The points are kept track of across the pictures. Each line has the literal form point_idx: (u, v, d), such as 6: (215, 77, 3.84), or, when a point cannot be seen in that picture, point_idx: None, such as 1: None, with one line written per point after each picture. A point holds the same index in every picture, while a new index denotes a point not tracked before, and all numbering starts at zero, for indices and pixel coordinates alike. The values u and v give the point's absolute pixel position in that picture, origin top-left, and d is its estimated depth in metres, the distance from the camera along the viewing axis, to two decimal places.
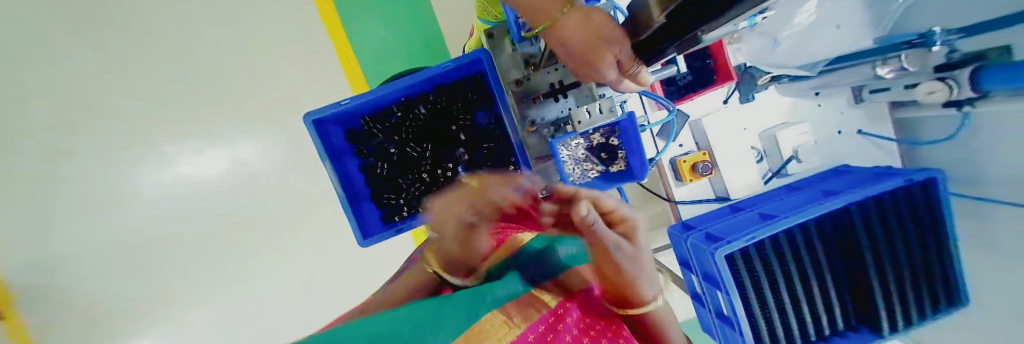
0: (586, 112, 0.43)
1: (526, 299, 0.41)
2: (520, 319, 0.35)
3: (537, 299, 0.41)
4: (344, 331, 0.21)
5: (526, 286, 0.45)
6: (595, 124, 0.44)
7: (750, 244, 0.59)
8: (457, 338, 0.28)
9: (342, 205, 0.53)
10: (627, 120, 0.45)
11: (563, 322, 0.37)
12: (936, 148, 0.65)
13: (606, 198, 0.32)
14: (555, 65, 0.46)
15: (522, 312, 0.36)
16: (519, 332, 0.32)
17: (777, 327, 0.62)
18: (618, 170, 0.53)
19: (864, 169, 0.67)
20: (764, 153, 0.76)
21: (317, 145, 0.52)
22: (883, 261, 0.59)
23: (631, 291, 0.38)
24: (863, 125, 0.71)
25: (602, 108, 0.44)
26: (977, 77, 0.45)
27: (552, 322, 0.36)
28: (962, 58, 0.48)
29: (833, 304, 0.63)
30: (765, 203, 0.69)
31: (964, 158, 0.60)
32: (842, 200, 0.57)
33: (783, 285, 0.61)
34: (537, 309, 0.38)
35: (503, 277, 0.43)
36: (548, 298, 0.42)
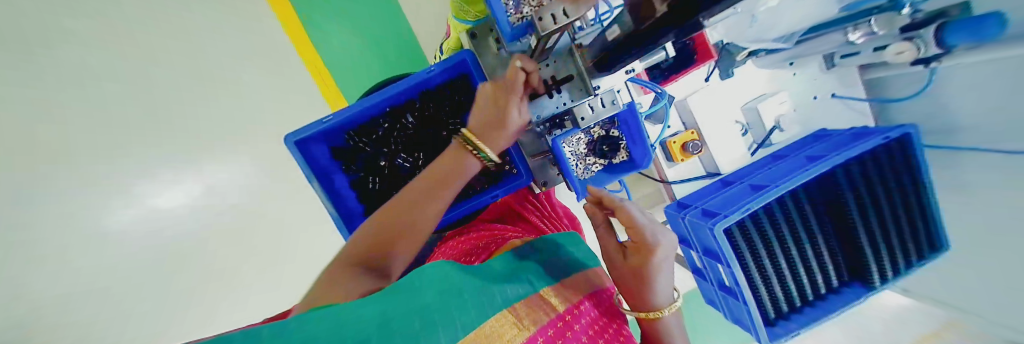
0: (589, 108, 0.44)
1: (535, 300, 0.44)
2: (530, 322, 0.38)
3: (546, 301, 0.44)
4: (358, 305, 0.27)
5: (535, 288, 0.47)
6: (599, 118, 0.45)
7: (744, 216, 0.62)
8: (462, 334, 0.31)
9: (336, 225, 0.56)
10: (627, 111, 0.47)
11: (572, 329, 0.40)
12: (905, 105, 0.69)
13: (629, 207, 0.40)
14: (546, 60, 0.43)
15: (533, 316, 0.40)
16: (529, 334, 0.36)
17: (776, 290, 0.65)
18: (619, 161, 0.55)
19: (842, 131, 0.71)
20: (748, 126, 0.79)
21: (299, 163, 0.56)
22: (872, 219, 0.62)
23: (636, 294, 0.40)
24: (835, 88, 0.75)
25: (605, 102, 0.44)
26: (944, 35, 0.46)
27: (561, 327, 0.40)
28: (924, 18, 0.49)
29: (827, 265, 0.66)
30: (753, 174, 0.72)
31: (933, 112, 0.64)
32: (827, 163, 0.60)
33: (779, 252, 0.64)
34: (548, 312, 0.42)
35: (513, 281, 0.47)
36: (557, 301, 0.45)
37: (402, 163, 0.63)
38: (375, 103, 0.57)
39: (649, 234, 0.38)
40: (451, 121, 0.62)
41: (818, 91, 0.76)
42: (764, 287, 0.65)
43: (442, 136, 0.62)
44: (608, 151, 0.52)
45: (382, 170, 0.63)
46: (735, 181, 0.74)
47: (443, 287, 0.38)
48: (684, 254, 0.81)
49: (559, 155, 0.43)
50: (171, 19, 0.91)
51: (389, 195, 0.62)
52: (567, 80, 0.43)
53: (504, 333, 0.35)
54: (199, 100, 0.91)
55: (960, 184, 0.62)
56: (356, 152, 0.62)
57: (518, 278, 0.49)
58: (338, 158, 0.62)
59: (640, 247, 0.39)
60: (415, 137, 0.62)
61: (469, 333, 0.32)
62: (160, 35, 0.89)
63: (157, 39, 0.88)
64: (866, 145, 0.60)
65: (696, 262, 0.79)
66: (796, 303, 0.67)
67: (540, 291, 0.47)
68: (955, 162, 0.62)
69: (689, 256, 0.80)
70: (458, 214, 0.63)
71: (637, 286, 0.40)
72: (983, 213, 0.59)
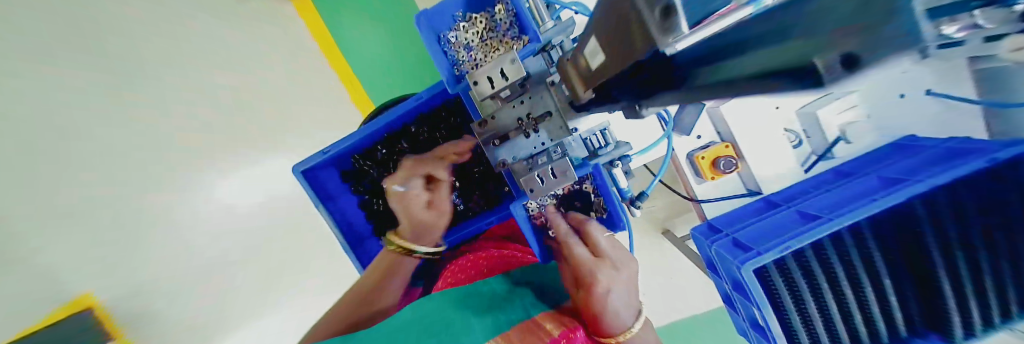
0: (537, 179, 0.41)
1: (533, 327, 0.43)
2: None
3: (540, 326, 0.43)
4: None
5: (530, 314, 0.47)
6: (551, 189, 0.42)
7: (786, 253, 0.52)
8: None
9: (342, 249, 0.60)
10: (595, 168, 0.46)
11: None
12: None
13: (574, 246, 0.47)
14: (520, 97, 0.39)
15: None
16: None
17: (821, 338, 0.55)
18: (600, 217, 0.55)
19: (936, 142, 0.56)
20: (804, 135, 0.65)
21: (307, 191, 0.59)
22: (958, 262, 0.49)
23: (594, 320, 0.42)
24: (931, 83, 0.58)
25: (556, 172, 0.41)
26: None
27: None
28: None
29: (895, 313, 0.54)
30: (807, 197, 0.60)
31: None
32: (904, 193, 0.48)
33: (829, 296, 0.53)
34: (542, 337, 0.41)
35: (508, 309, 0.47)
36: (552, 326, 0.43)
37: None
38: (371, 132, 0.58)
39: (588, 267, 0.44)
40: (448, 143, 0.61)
41: (909, 87, 0.60)
42: (805, 333, 0.56)
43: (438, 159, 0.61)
44: (584, 206, 0.56)
45: (384, 193, 0.65)
46: (783, 204, 0.62)
47: (423, 321, 0.44)
48: (714, 281, 0.71)
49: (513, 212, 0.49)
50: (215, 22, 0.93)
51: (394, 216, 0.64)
52: (544, 119, 0.38)
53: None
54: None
55: None
56: (361, 175, 0.65)
57: (513, 306, 0.48)
58: (345, 180, 0.65)
59: (585, 278, 0.44)
60: None
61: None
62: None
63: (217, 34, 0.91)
64: (964, 169, 0.46)
65: (726, 292, 0.69)
66: None
67: (534, 318, 0.46)
68: None
69: (719, 285, 0.70)
70: (460, 236, 0.64)
71: (593, 315, 0.42)
72: None
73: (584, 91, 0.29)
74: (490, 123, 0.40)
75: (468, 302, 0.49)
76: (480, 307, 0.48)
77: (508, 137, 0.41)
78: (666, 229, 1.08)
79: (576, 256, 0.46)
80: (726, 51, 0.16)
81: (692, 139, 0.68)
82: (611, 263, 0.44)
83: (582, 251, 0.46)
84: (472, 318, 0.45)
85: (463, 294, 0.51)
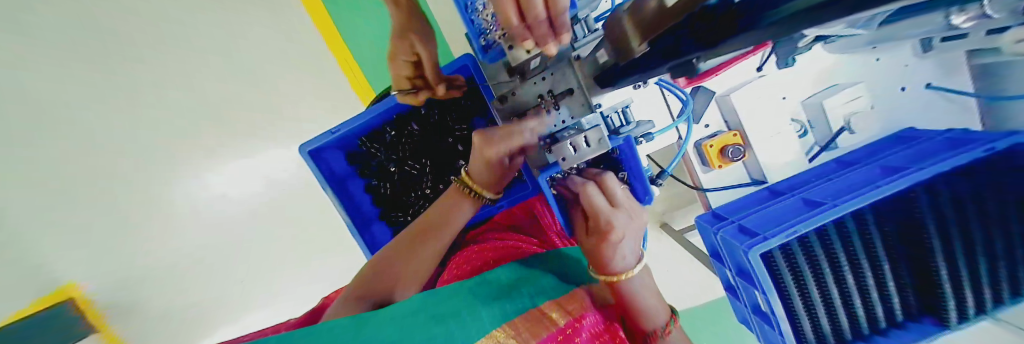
0: (569, 147, 0.36)
1: (535, 314, 0.42)
2: (530, 335, 0.38)
3: (544, 313, 0.42)
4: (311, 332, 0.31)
5: (536, 300, 0.45)
6: (585, 158, 0.37)
7: (790, 239, 0.53)
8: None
9: (349, 231, 0.59)
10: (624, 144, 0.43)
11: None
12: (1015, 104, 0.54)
13: (594, 195, 0.43)
14: (543, 72, 0.38)
15: (532, 331, 0.38)
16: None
17: (821, 322, 0.57)
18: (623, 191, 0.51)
19: (932, 134, 0.57)
20: (809, 126, 0.66)
21: (314, 172, 0.59)
22: (957, 250, 0.50)
23: (604, 261, 0.44)
24: (933, 77, 0.59)
25: (590, 140, 0.36)
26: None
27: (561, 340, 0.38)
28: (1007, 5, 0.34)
29: (892, 298, 0.56)
30: (809, 186, 0.61)
31: None
32: (906, 181, 0.49)
33: (832, 282, 0.55)
34: (548, 326, 0.39)
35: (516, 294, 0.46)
36: (557, 314, 0.42)
37: (413, 169, 0.63)
38: (381, 112, 0.57)
39: (606, 218, 0.42)
40: (458, 126, 0.60)
41: (909, 81, 0.61)
42: (807, 318, 0.57)
43: (448, 142, 0.60)
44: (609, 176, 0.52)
45: (393, 176, 0.64)
46: (786, 193, 0.63)
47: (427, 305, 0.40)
48: (717, 268, 0.73)
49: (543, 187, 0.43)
50: (232, 16, 1.01)
51: (402, 200, 0.64)
52: (565, 96, 0.38)
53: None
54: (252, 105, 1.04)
55: None
56: (369, 158, 0.64)
57: (518, 295, 0.46)
58: (353, 163, 0.64)
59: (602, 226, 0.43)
60: (422, 144, 0.61)
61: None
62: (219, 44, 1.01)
63: (236, 29, 1.01)
64: (962, 158, 0.47)
65: (729, 279, 0.70)
66: (847, 336, 0.58)
67: (540, 306, 0.44)
68: None
69: (722, 272, 0.71)
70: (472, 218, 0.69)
71: (602, 258, 0.44)
72: None
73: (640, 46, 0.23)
74: (511, 98, 0.41)
75: (477, 291, 0.46)
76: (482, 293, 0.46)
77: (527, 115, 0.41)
78: (664, 222, 1.09)
79: (597, 205, 0.43)
80: (767, 7, 0.13)
81: (699, 128, 0.69)
82: (627, 212, 0.43)
83: (601, 200, 0.43)
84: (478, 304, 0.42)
85: (470, 285, 0.48)
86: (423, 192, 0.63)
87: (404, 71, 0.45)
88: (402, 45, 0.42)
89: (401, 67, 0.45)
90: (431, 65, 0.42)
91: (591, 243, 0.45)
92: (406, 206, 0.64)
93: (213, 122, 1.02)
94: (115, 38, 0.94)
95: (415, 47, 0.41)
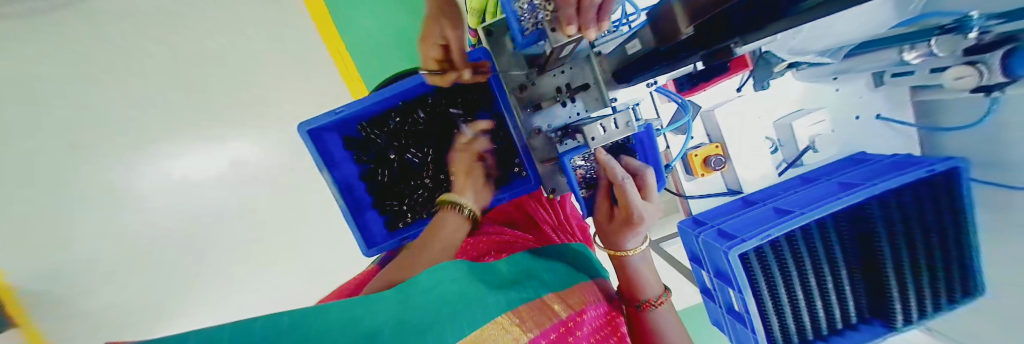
0: (600, 127, 0.37)
1: (539, 305, 0.43)
2: (533, 325, 0.39)
3: (546, 304, 0.43)
4: (309, 314, 0.30)
5: (540, 290, 0.46)
6: (610, 140, 0.39)
7: (763, 242, 0.59)
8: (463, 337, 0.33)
9: (343, 215, 0.58)
10: (642, 132, 0.44)
11: (574, 336, 0.41)
12: (948, 134, 0.63)
13: (630, 190, 0.40)
14: (562, 66, 0.40)
15: (536, 321, 0.39)
16: (531, 337, 0.37)
17: (788, 322, 0.62)
18: None
19: (883, 157, 0.65)
20: (779, 143, 0.74)
21: (310, 151, 0.57)
22: (901, 257, 0.58)
23: (617, 239, 0.46)
24: (882, 109, 0.69)
25: (618, 122, 0.38)
26: (1009, 63, 0.40)
27: (563, 333, 0.40)
28: (990, 40, 0.42)
29: (847, 300, 0.62)
30: (778, 197, 0.68)
31: (968, 146, 0.59)
32: (861, 194, 0.56)
33: (798, 283, 0.60)
34: (551, 317, 0.41)
35: (521, 284, 0.46)
36: (560, 307, 0.44)
37: (413, 158, 0.63)
38: (386, 97, 0.57)
39: (638, 211, 0.41)
40: (463, 118, 0.61)
41: (863, 111, 0.70)
42: (776, 318, 0.62)
43: (452, 133, 0.62)
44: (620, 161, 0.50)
45: (391, 164, 0.64)
46: (758, 203, 0.70)
47: (441, 293, 0.39)
48: (694, 271, 0.78)
49: (565, 171, 0.40)
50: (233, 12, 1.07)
51: (399, 187, 0.64)
52: (581, 90, 0.41)
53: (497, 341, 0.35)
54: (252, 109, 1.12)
55: (988, 217, 0.58)
56: (367, 144, 0.63)
57: (523, 285, 0.47)
58: (349, 149, 0.63)
59: (627, 215, 0.42)
60: (426, 133, 0.62)
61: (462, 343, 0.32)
62: (220, 38, 1.09)
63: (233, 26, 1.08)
64: (906, 177, 0.54)
65: (706, 281, 0.75)
66: (810, 335, 0.64)
67: (542, 297, 0.45)
68: (991, 198, 0.57)
69: (699, 274, 0.76)
70: None
71: (617, 237, 0.46)
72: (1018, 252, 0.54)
73: (662, 42, 0.24)
74: (530, 88, 0.43)
75: (483, 277, 0.45)
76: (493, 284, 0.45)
77: (541, 107, 0.43)
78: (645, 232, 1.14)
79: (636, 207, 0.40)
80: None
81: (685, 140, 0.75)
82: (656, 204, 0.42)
83: (634, 194, 0.40)
84: (486, 291, 0.42)
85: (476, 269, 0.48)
86: (423, 181, 0.64)
87: (433, 54, 0.46)
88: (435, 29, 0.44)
89: (432, 51, 0.47)
90: (456, 52, 0.44)
91: (613, 228, 0.46)
92: (402, 194, 0.65)
93: (204, 112, 1.09)
94: (128, 34, 1.03)
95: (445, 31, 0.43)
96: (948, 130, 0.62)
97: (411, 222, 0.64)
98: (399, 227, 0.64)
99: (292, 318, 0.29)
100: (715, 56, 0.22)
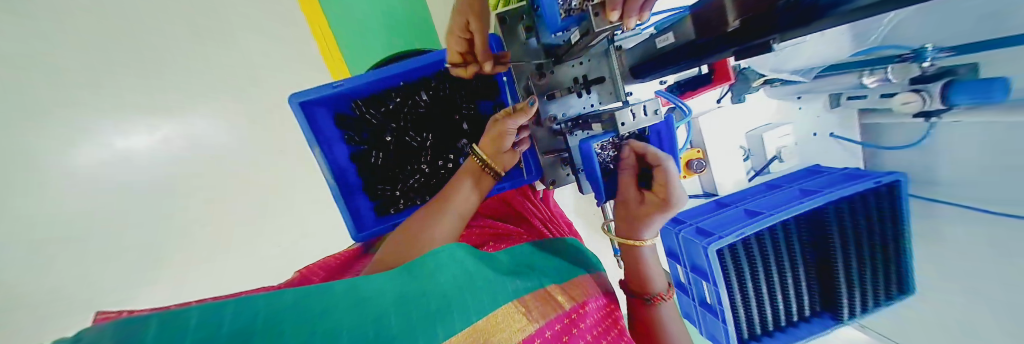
0: (630, 114, 0.39)
1: (547, 298, 0.42)
2: (539, 315, 0.38)
3: (551, 296, 0.42)
4: (305, 296, 0.27)
5: (541, 281, 0.45)
6: (639, 127, 0.40)
7: (738, 239, 0.64)
8: (472, 326, 0.32)
9: (334, 197, 0.55)
10: (662, 122, 0.47)
11: (578, 328, 0.40)
12: (887, 154, 0.72)
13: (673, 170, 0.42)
14: (580, 59, 0.43)
15: (541, 311, 0.38)
16: (537, 327, 0.36)
17: (753, 314, 0.68)
18: None
19: (836, 170, 0.74)
20: (750, 152, 0.81)
21: (301, 126, 0.53)
22: (847, 256, 0.66)
23: (642, 224, 0.46)
24: (834, 127, 0.78)
25: (647, 110, 0.40)
26: (949, 92, 0.49)
27: (567, 324, 0.39)
28: (934, 72, 0.51)
29: (802, 295, 0.70)
30: (749, 200, 0.74)
31: (904, 165, 0.69)
32: (820, 199, 0.62)
33: (764, 277, 0.67)
34: (556, 308, 0.40)
35: (526, 273, 0.46)
36: (563, 298, 0.43)
37: (411, 141, 0.62)
38: (391, 75, 0.55)
39: (674, 193, 0.43)
40: (466, 105, 0.61)
41: (819, 128, 0.79)
42: (743, 310, 0.67)
43: (454, 119, 0.61)
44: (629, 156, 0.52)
45: (387, 146, 0.62)
46: (730, 205, 0.76)
47: (454, 274, 0.38)
48: (671, 267, 0.83)
49: (588, 154, 0.41)
50: None
51: (392, 172, 0.62)
52: (597, 83, 0.44)
53: (505, 329, 0.34)
54: (211, 73, 0.91)
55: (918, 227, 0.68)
56: (361, 124, 0.60)
57: (528, 274, 0.46)
58: (341, 126, 0.59)
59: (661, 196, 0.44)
60: (426, 117, 0.61)
61: (467, 328, 0.31)
62: None
63: None
64: (857, 187, 0.62)
65: (681, 277, 0.81)
66: (771, 327, 0.71)
67: (545, 287, 0.44)
68: (922, 211, 0.66)
69: (675, 270, 0.82)
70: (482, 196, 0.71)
71: (639, 223, 0.47)
72: (944, 257, 0.63)
73: (712, 32, 0.26)
74: (548, 77, 0.45)
75: (488, 263, 0.44)
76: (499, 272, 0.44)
77: (555, 97, 0.45)
78: None
79: (673, 180, 0.42)
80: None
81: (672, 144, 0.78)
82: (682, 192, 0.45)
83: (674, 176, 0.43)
84: (494, 276, 0.41)
85: (480, 255, 0.47)
86: (420, 166, 0.62)
87: (456, 47, 0.43)
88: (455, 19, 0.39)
89: (454, 43, 0.43)
90: (480, 45, 0.40)
91: (651, 212, 0.45)
92: (395, 179, 0.63)
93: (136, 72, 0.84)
94: None
95: (467, 21, 0.38)
96: (887, 149, 0.71)
97: (403, 208, 0.62)
98: (391, 214, 0.62)
99: (296, 296, 0.27)
100: (753, 52, 0.25)
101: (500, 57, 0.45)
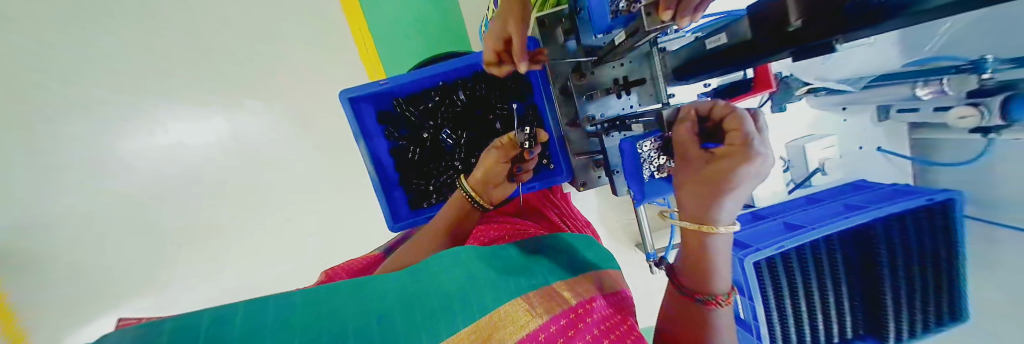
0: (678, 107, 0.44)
1: (549, 294, 0.40)
2: (543, 310, 0.36)
3: (557, 293, 0.41)
4: (311, 300, 0.28)
5: (556, 281, 0.44)
6: None
7: (777, 252, 0.61)
8: (475, 323, 0.31)
9: (375, 190, 0.59)
10: None
11: (584, 322, 0.35)
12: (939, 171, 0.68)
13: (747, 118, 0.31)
14: (622, 60, 0.44)
15: (545, 306, 0.37)
16: (541, 322, 0.34)
17: (790, 331, 0.64)
18: None
19: (884, 186, 0.70)
20: (789, 164, 0.78)
21: (349, 122, 0.57)
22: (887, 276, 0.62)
23: (709, 198, 0.32)
24: (883, 141, 0.74)
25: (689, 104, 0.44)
26: (1010, 106, 0.45)
27: (573, 319, 0.36)
28: (993, 86, 0.47)
29: (842, 316, 0.66)
30: (787, 213, 0.72)
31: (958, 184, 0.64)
32: (863, 216, 0.59)
33: (803, 295, 0.63)
34: (560, 304, 0.38)
35: (541, 273, 0.45)
36: (569, 295, 0.41)
37: (447, 139, 0.64)
38: (432, 75, 0.57)
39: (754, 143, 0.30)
40: (500, 105, 0.62)
41: (866, 142, 0.74)
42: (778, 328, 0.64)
43: (488, 118, 0.63)
44: None
45: (424, 142, 0.65)
46: (767, 217, 0.72)
47: (461, 277, 0.38)
48: None
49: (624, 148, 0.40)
50: None
51: (429, 167, 0.65)
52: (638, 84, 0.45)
53: (507, 324, 0.33)
54: (257, 75, 0.98)
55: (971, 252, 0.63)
56: (401, 121, 0.63)
57: (538, 271, 0.46)
58: (383, 123, 0.62)
59: (732, 152, 0.30)
60: (462, 114, 0.63)
61: (468, 326, 0.30)
62: None
63: None
64: (905, 204, 0.58)
65: None
66: None
67: (550, 284, 0.43)
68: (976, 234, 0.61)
69: None
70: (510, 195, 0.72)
71: (703, 198, 0.33)
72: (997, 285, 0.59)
73: (768, 32, 0.26)
74: (588, 77, 0.46)
75: (497, 265, 0.44)
76: (514, 272, 0.43)
77: (594, 97, 0.47)
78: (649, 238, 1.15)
79: (750, 124, 0.30)
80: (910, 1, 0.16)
81: None
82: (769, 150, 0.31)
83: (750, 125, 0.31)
84: (496, 276, 0.40)
85: (490, 256, 0.46)
86: (453, 163, 0.65)
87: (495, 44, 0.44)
88: (499, 20, 0.41)
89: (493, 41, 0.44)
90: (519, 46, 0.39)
91: (725, 164, 0.30)
92: (429, 174, 0.65)
93: (198, 77, 0.94)
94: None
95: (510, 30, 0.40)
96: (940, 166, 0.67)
97: (436, 202, 0.65)
98: (425, 206, 0.65)
99: (304, 299, 0.28)
100: (815, 50, 0.24)
101: (535, 56, 0.45)
